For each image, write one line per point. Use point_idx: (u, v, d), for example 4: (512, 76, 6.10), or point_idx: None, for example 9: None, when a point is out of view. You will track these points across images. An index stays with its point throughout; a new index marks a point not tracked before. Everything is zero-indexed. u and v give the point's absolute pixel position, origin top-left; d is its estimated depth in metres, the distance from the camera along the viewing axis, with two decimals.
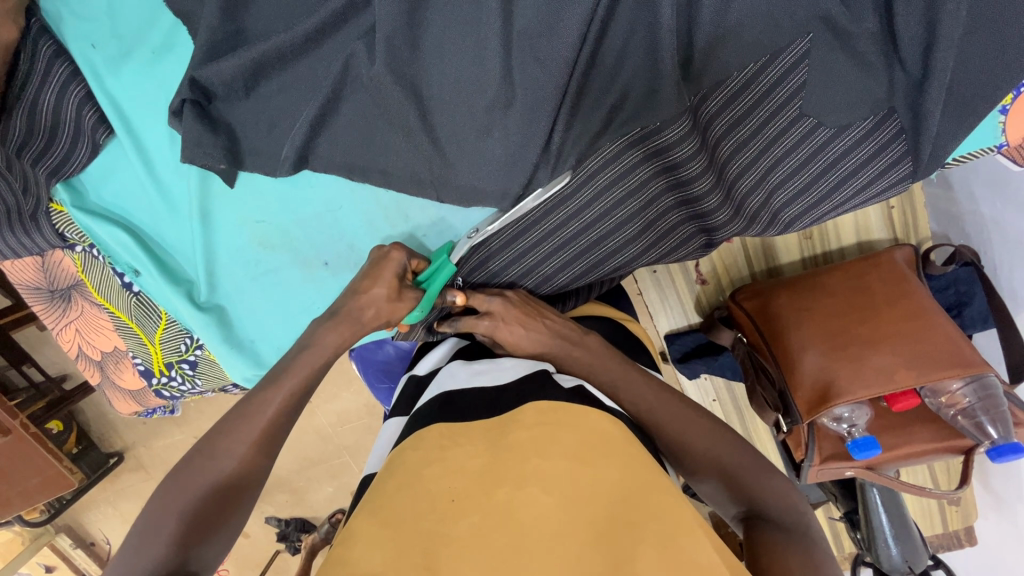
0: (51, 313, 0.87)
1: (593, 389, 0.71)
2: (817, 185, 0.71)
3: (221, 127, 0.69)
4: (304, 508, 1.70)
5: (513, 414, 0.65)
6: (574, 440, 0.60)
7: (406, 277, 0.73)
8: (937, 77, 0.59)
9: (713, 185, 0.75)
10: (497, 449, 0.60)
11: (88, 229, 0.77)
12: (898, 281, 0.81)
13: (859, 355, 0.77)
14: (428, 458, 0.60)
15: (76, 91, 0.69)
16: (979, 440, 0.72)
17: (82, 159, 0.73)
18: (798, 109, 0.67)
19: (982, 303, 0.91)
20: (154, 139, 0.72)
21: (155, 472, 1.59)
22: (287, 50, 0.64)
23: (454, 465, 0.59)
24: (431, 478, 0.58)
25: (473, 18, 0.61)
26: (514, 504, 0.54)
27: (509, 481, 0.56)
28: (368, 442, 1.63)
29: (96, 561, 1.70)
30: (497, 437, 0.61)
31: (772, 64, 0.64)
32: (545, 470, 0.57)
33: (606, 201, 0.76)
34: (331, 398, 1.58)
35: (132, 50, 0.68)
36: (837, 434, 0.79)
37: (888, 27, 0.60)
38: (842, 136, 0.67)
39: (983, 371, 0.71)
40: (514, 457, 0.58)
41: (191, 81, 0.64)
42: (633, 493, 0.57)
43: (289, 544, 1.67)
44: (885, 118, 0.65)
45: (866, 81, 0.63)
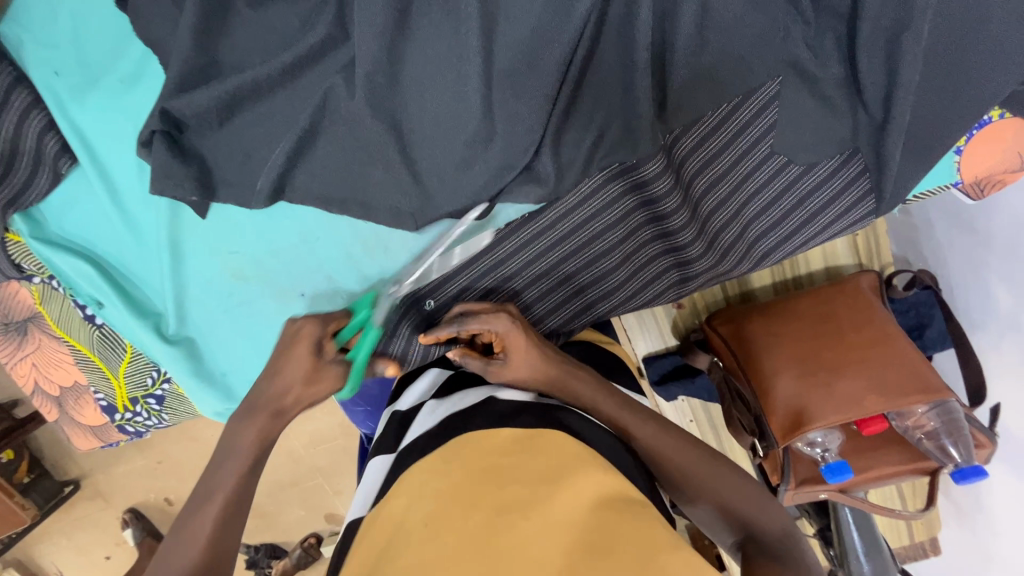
0: (5, 346, 0.82)
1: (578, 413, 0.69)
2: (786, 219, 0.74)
3: (194, 158, 0.67)
4: (275, 534, 1.64)
5: (493, 443, 0.63)
6: (551, 465, 0.60)
7: (328, 351, 0.68)
8: (897, 121, 0.63)
9: (687, 219, 0.77)
10: (474, 476, 0.59)
11: (47, 260, 0.74)
12: (863, 307, 0.85)
13: (828, 380, 0.79)
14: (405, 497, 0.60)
15: (36, 118, 0.67)
16: (943, 462, 0.74)
17: (42, 189, 0.70)
18: (770, 147, 0.69)
19: (940, 325, 0.96)
20: (121, 169, 0.69)
21: (116, 501, 1.51)
22: (264, 81, 0.63)
23: (429, 495, 0.58)
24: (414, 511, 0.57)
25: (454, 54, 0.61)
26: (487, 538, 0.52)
27: (483, 503, 0.55)
28: (343, 463, 1.59)
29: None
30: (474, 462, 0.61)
31: (745, 104, 0.67)
32: (518, 490, 0.56)
33: (585, 233, 0.76)
34: (304, 420, 1.54)
35: (99, 78, 0.65)
36: (811, 458, 0.81)
37: (850, 73, 0.63)
38: (811, 173, 0.70)
39: (944, 396, 0.74)
40: (489, 482, 0.57)
41: (162, 112, 0.63)
42: (608, 512, 0.55)
43: (258, 571, 1.61)
44: (850, 157, 0.69)
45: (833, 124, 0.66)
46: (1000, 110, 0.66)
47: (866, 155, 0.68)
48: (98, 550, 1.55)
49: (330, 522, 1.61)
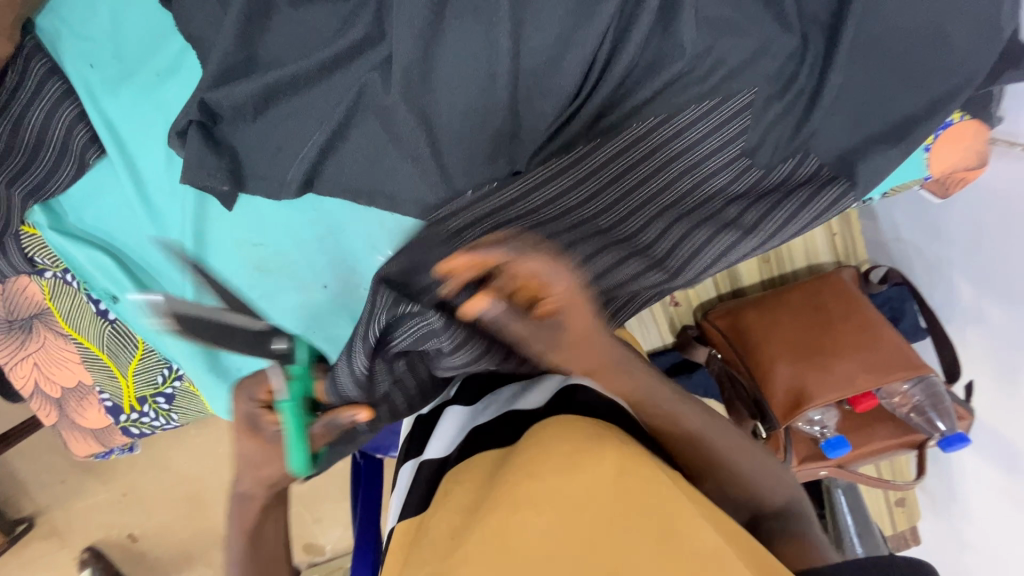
0: (7, 346, 0.80)
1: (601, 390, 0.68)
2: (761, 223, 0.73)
3: (226, 149, 0.69)
4: None
5: (515, 429, 0.62)
6: (560, 458, 0.52)
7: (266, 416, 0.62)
8: (875, 121, 0.72)
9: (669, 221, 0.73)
10: (483, 487, 0.54)
11: (63, 252, 0.73)
12: (848, 297, 0.92)
13: (823, 363, 0.86)
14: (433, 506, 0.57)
15: (69, 109, 0.68)
16: (930, 433, 0.81)
17: (65, 179, 0.70)
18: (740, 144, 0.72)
19: (913, 317, 1.05)
20: (150, 160, 0.70)
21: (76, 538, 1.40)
22: (302, 76, 0.66)
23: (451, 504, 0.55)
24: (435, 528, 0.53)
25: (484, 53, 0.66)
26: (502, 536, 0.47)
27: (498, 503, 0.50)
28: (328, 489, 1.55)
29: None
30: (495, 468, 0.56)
31: (719, 107, 0.70)
32: (535, 487, 0.50)
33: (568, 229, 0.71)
34: None
35: (134, 71, 0.67)
36: (810, 436, 0.86)
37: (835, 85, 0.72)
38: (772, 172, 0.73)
39: (927, 372, 0.81)
40: (505, 483, 0.53)
41: (200, 103, 0.65)
42: (631, 497, 0.47)
43: None
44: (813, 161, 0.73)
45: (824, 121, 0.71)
46: (960, 113, 0.75)
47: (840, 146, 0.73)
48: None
49: (314, 550, 1.54)
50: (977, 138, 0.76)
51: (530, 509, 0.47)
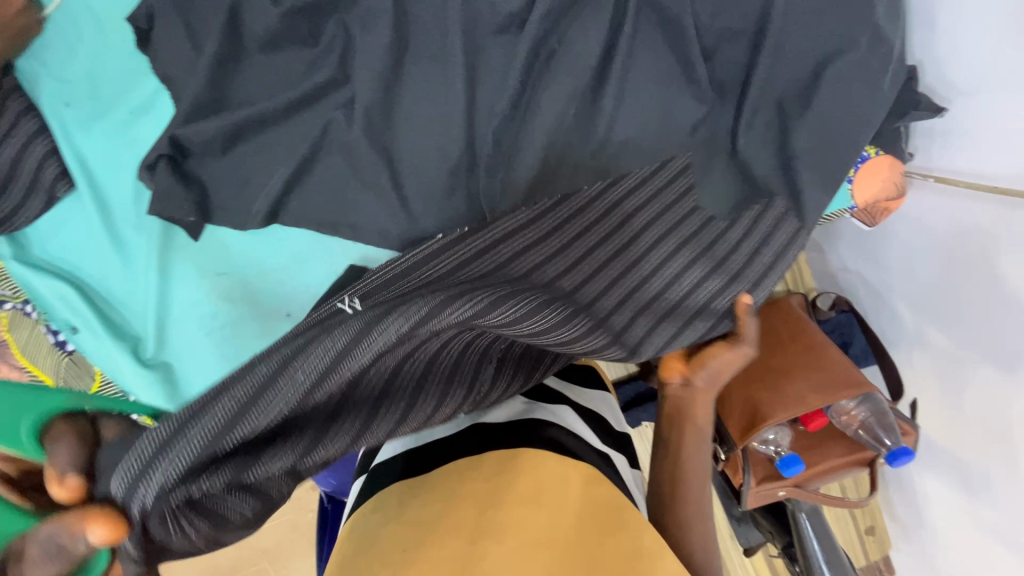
0: None
1: (566, 414, 0.70)
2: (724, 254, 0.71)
3: (194, 182, 0.72)
4: None
5: (477, 448, 0.63)
6: (519, 485, 0.57)
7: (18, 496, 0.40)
8: None
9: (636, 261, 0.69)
10: (445, 505, 0.56)
11: (25, 282, 0.74)
12: (795, 321, 0.97)
13: (775, 383, 0.89)
14: (385, 517, 0.57)
15: (39, 144, 0.70)
16: (877, 449, 0.84)
17: (32, 211, 0.72)
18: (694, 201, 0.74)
19: (862, 342, 1.11)
20: (119, 193, 0.73)
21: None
22: (269, 115, 0.71)
23: (409, 516, 0.56)
24: (382, 537, 0.55)
25: (441, 93, 0.71)
26: (469, 563, 0.49)
27: (464, 532, 0.52)
28: (298, 543, 1.49)
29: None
30: (451, 488, 0.58)
31: (659, 172, 0.76)
32: (501, 520, 0.53)
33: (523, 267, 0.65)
34: None
35: (109, 110, 0.71)
36: (767, 456, 0.88)
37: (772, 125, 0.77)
38: (733, 228, 0.73)
39: (872, 390, 0.84)
40: (469, 509, 0.55)
41: (172, 139, 0.69)
42: (594, 529, 0.54)
43: None
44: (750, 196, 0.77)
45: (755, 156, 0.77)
46: (874, 148, 0.83)
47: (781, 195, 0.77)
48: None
49: None
50: (894, 169, 0.83)
51: (492, 535, 0.52)
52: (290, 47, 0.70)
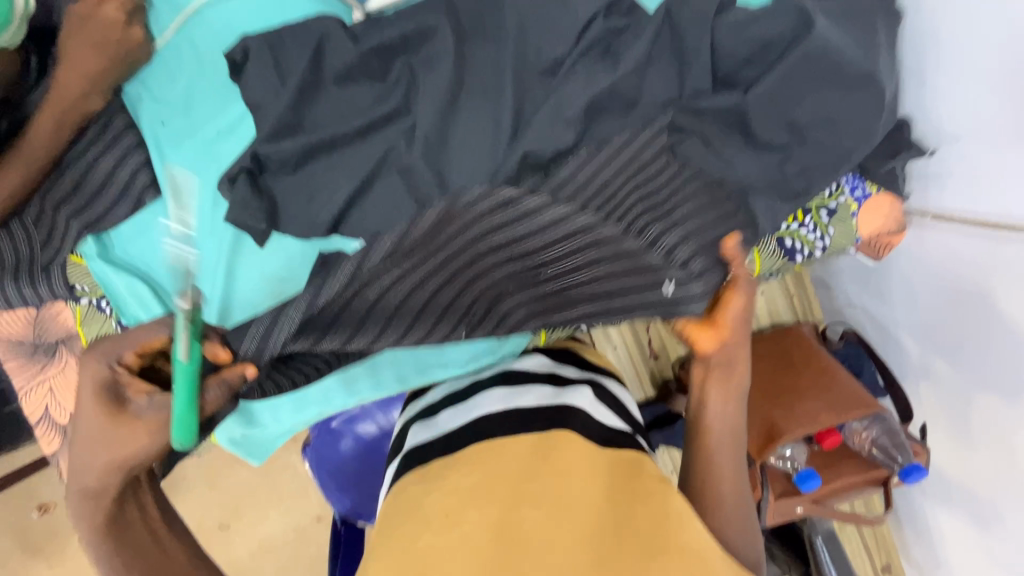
0: (27, 371, 0.85)
1: (584, 395, 0.83)
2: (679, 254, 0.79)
3: (268, 196, 0.80)
4: None
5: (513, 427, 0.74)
6: (549, 466, 0.65)
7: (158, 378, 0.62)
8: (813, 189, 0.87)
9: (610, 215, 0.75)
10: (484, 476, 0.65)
11: (105, 279, 0.81)
12: (804, 343, 1.02)
13: (790, 403, 0.94)
14: (427, 488, 0.67)
15: (134, 158, 0.80)
16: (891, 466, 0.87)
17: (119, 215, 0.80)
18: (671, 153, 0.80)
19: (870, 373, 1.17)
20: (198, 202, 0.81)
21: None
22: (338, 139, 0.80)
23: (449, 486, 0.65)
24: (434, 500, 0.64)
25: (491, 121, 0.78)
26: (510, 519, 0.58)
27: (506, 498, 0.60)
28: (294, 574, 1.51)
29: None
30: (489, 462, 0.67)
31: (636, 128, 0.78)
32: (539, 487, 0.61)
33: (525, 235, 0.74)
34: (255, 521, 1.49)
35: (199, 129, 0.80)
36: (784, 472, 0.91)
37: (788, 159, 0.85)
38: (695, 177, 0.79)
39: (881, 409, 0.88)
40: (509, 479, 0.63)
41: (254, 155, 0.78)
42: (619, 500, 0.63)
43: None
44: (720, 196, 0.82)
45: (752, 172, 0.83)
46: (876, 187, 0.91)
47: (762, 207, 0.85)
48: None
49: None
50: (894, 208, 0.92)
51: (528, 502, 0.59)
52: (362, 81, 0.80)
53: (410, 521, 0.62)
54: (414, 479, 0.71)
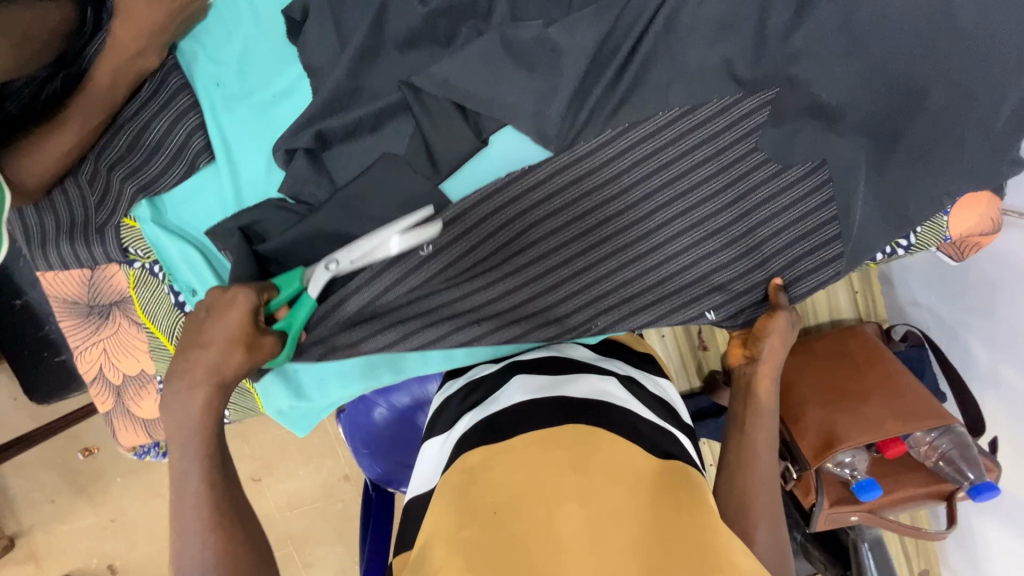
0: (81, 330, 0.85)
1: (618, 391, 0.73)
2: (813, 197, 0.77)
3: (325, 171, 0.78)
4: None
5: (558, 418, 0.66)
6: (608, 465, 0.59)
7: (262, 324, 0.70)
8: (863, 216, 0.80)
9: (759, 165, 0.77)
10: (530, 468, 0.59)
11: (159, 244, 0.79)
12: (872, 349, 0.96)
13: (853, 407, 0.89)
14: (472, 478, 0.61)
15: (191, 120, 0.77)
16: (960, 482, 0.82)
17: (173, 179, 0.78)
18: (752, 143, 0.76)
19: (932, 377, 1.10)
20: (251, 170, 0.79)
21: (50, 563, 1.43)
22: (395, 107, 0.76)
23: (494, 480, 0.59)
24: (481, 490, 0.59)
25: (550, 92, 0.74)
26: (553, 520, 0.53)
27: (548, 498, 0.55)
28: (319, 531, 1.55)
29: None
30: (536, 453, 0.61)
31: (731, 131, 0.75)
32: (582, 485, 0.56)
33: (608, 153, 0.75)
34: (285, 476, 1.53)
35: (254, 92, 0.77)
36: (840, 478, 0.88)
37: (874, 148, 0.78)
38: (783, 174, 0.77)
39: (953, 421, 0.83)
40: (553, 476, 0.57)
41: (317, 133, 0.75)
42: (665, 510, 0.56)
43: None
44: (818, 167, 0.77)
45: (850, 152, 0.76)
46: None
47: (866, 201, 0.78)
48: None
49: None
50: (992, 203, 0.83)
51: (575, 499, 0.55)
52: (425, 45, 0.75)
53: (453, 510, 0.58)
54: (460, 466, 0.65)
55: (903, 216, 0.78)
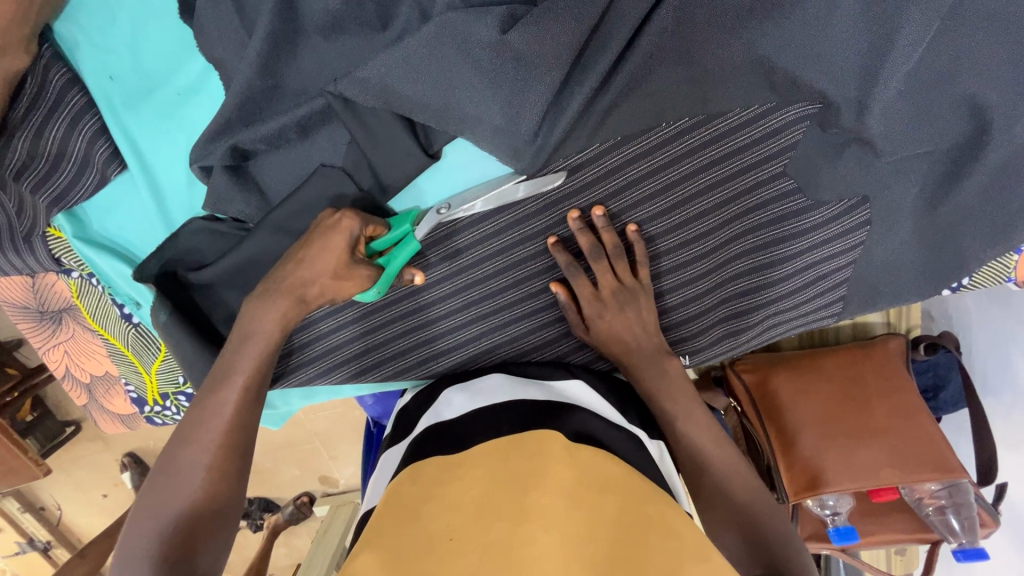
0: (38, 333, 0.82)
1: (584, 391, 0.63)
2: (845, 240, 0.65)
3: (252, 183, 0.67)
4: (268, 488, 1.52)
5: (518, 425, 0.57)
6: (576, 477, 0.49)
7: (358, 250, 0.62)
8: (901, 261, 0.66)
9: (784, 193, 0.64)
10: (490, 483, 0.49)
11: (88, 259, 0.72)
12: (889, 373, 0.85)
13: (848, 448, 0.81)
14: (427, 493, 0.50)
15: (89, 123, 0.65)
16: (945, 536, 0.77)
17: (87, 188, 0.68)
18: (782, 166, 0.63)
19: (958, 387, 0.92)
20: (171, 179, 0.68)
21: (117, 443, 1.38)
22: (322, 113, 0.61)
23: (452, 499, 0.49)
24: (432, 510, 0.48)
25: (516, 97, 0.57)
26: (513, 543, 0.44)
27: (509, 514, 0.46)
28: (339, 431, 1.43)
29: (46, 526, 1.47)
30: (497, 463, 0.52)
31: (748, 150, 0.62)
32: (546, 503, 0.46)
33: (599, 171, 0.65)
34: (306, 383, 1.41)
35: (157, 89, 0.64)
36: (820, 518, 0.85)
37: (928, 181, 0.62)
38: (815, 211, 0.64)
39: (959, 477, 0.76)
40: (512, 489, 0.48)
41: (231, 149, 0.62)
42: (638, 521, 0.46)
43: (251, 522, 1.52)
44: (857, 205, 0.64)
45: (889, 180, 0.62)
46: None
47: (903, 238, 0.65)
48: (97, 486, 1.42)
49: (325, 483, 1.49)
50: None
51: (539, 519, 0.45)
52: (353, 31, 0.58)
53: (405, 531, 0.46)
54: (410, 476, 0.53)
55: (950, 266, 0.65)
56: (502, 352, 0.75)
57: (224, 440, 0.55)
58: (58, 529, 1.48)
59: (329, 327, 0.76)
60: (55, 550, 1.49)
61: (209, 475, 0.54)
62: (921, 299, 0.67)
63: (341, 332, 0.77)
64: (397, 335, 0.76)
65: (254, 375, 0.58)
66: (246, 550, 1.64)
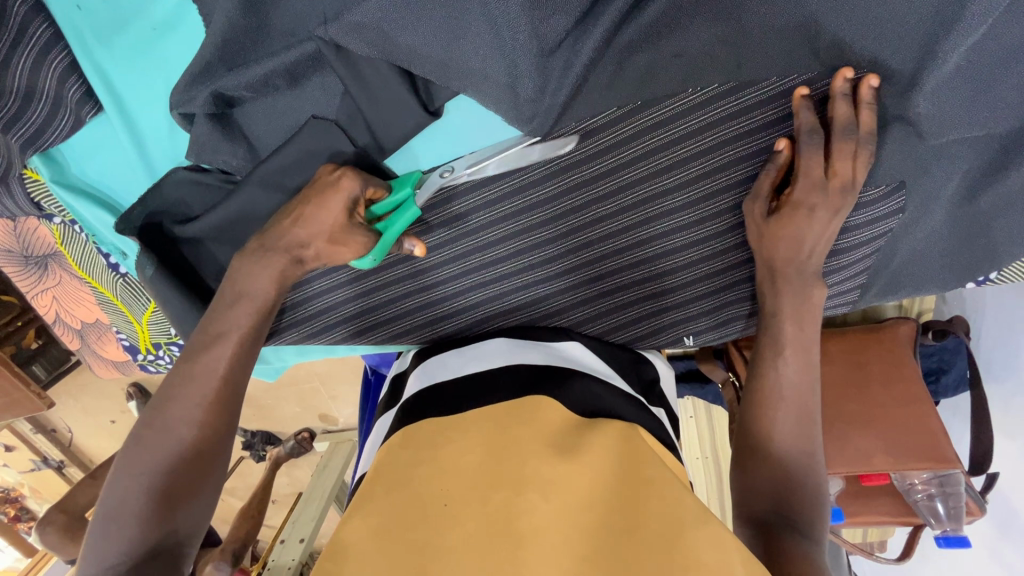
0: (26, 278, 0.81)
1: (588, 358, 0.62)
2: (875, 227, 0.60)
3: (239, 133, 0.62)
4: (270, 422, 1.55)
5: (514, 389, 0.55)
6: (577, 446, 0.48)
7: (358, 212, 0.58)
8: (926, 248, 0.62)
9: None
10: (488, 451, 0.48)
11: (69, 205, 0.68)
12: (895, 360, 0.83)
13: (843, 433, 0.81)
14: (419, 456, 0.49)
15: (58, 58, 0.59)
16: (928, 520, 0.79)
17: (61, 131, 0.63)
18: None
19: (962, 371, 0.90)
20: (150, 124, 0.63)
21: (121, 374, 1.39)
22: (314, 58, 0.56)
23: (447, 463, 0.48)
24: (426, 473, 0.47)
25: (527, 52, 0.51)
26: (512, 512, 0.43)
27: (505, 485, 0.45)
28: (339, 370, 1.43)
29: (59, 447, 1.51)
30: (497, 429, 0.50)
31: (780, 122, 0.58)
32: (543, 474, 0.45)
33: (618, 135, 0.61)
34: None
35: (130, 23, 0.58)
36: None
37: (969, 167, 0.57)
38: None
39: (952, 468, 0.75)
40: (511, 457, 0.47)
41: (214, 95, 0.57)
42: (635, 489, 0.44)
43: (254, 453, 1.56)
44: (892, 191, 0.59)
45: (928, 162, 0.57)
46: None
47: (933, 226, 0.61)
48: (105, 412, 1.46)
49: (325, 420, 1.51)
50: None
51: (537, 488, 0.44)
52: None
53: (398, 494, 0.46)
54: (402, 439, 0.52)
55: (977, 257, 0.61)
56: (505, 320, 0.72)
57: (212, 398, 0.53)
58: (71, 450, 1.53)
59: (325, 287, 0.73)
60: (69, 468, 1.55)
61: (201, 432, 0.52)
62: (941, 290, 0.64)
63: (338, 293, 0.74)
64: (396, 297, 0.73)
65: (247, 333, 0.55)
66: (250, 477, 1.70)
